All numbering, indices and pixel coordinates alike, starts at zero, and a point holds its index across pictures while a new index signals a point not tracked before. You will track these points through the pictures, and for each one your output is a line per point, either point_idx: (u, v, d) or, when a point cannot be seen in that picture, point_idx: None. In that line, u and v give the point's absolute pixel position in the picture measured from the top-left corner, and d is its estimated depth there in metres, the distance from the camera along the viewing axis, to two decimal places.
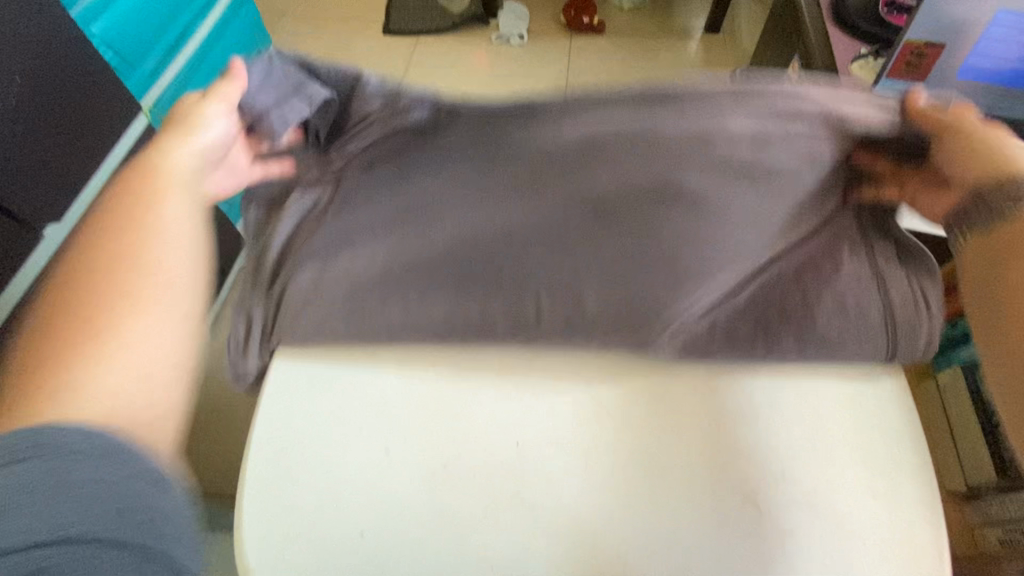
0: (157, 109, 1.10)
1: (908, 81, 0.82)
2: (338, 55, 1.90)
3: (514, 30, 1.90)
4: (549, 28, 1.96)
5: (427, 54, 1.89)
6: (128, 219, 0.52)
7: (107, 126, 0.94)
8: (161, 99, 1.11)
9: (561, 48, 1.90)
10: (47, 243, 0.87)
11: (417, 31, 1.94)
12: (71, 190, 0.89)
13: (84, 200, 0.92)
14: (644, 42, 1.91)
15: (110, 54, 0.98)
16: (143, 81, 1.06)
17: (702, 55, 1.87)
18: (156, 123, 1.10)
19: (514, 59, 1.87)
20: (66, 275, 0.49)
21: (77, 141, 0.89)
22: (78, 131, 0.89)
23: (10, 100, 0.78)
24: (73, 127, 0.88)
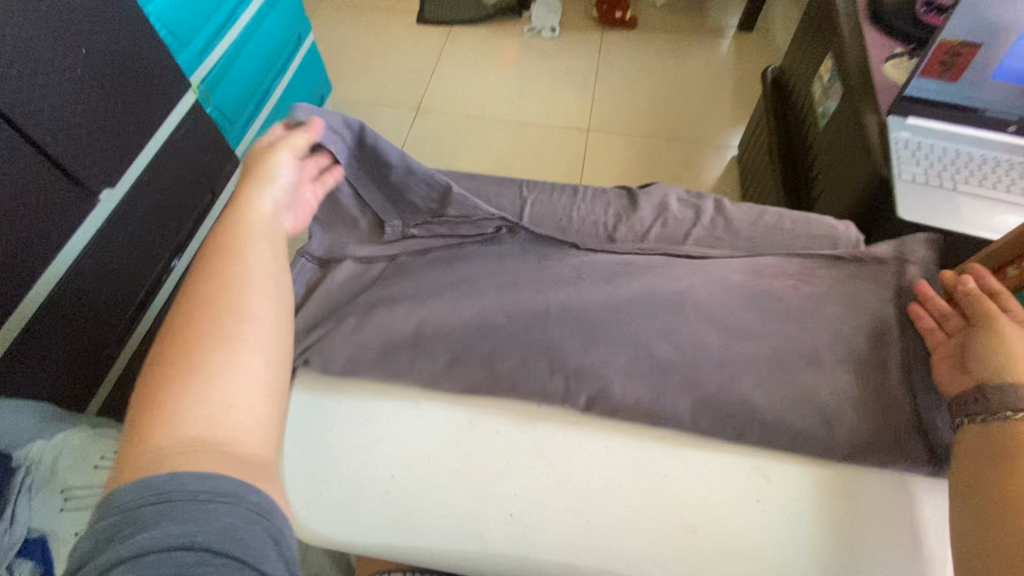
0: (204, 86, 1.16)
1: (939, 82, 0.82)
2: (373, 42, 1.94)
3: (546, 24, 1.91)
4: (579, 22, 1.97)
5: (459, 44, 1.93)
6: (225, 253, 0.41)
7: (159, 98, 1.00)
8: (209, 75, 1.17)
9: (592, 42, 1.91)
10: (101, 209, 0.93)
11: (450, 22, 1.98)
12: (131, 152, 0.97)
13: (142, 161, 1.00)
14: (642, 39, 1.92)
15: (164, 31, 1.03)
16: (193, 59, 1.11)
17: (733, 53, 1.86)
18: (203, 100, 1.16)
19: (545, 52, 1.89)
20: (182, 313, 0.37)
21: (137, 111, 0.96)
22: (136, 100, 0.96)
23: (77, 69, 0.85)
24: (121, 93, 0.92)
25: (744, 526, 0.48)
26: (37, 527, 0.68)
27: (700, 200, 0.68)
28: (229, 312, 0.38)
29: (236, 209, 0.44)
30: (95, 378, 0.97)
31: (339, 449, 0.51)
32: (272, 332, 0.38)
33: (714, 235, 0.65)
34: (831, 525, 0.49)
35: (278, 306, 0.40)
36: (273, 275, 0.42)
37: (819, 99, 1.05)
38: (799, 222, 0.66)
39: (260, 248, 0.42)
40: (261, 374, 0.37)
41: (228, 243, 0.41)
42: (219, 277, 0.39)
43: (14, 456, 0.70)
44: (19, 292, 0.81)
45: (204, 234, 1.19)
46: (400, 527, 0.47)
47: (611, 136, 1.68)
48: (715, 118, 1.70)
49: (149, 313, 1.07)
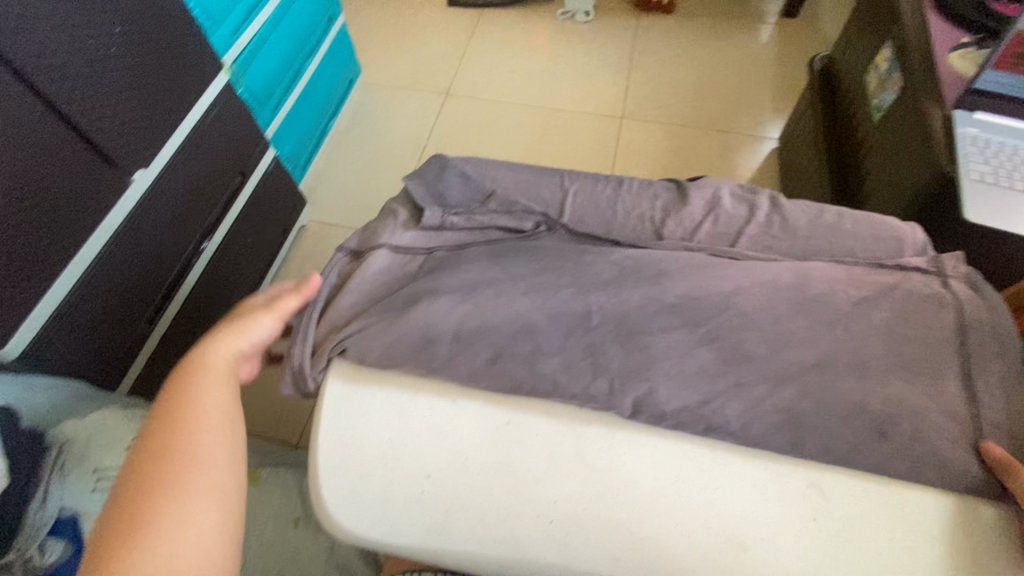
0: (237, 66, 1.15)
1: (1012, 74, 0.78)
2: (403, 25, 1.91)
3: (581, 8, 1.86)
4: (614, 6, 1.91)
5: (489, 28, 1.88)
6: (177, 402, 0.47)
7: (191, 78, 0.99)
8: (240, 56, 1.16)
9: (627, 27, 1.85)
10: (134, 189, 0.93)
11: (481, 5, 1.93)
12: (164, 132, 0.96)
13: (175, 142, 0.99)
14: (680, 25, 1.85)
15: (198, 10, 1.02)
16: (225, 39, 1.10)
17: (776, 41, 1.78)
18: (234, 81, 1.14)
19: (578, 37, 1.84)
20: (136, 463, 0.43)
21: (169, 91, 0.95)
22: (169, 80, 0.95)
23: (110, 47, 0.84)
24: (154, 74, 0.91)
25: (798, 547, 0.46)
26: (68, 505, 0.68)
27: (753, 196, 0.65)
28: (175, 450, 0.44)
29: (195, 363, 0.50)
30: (127, 358, 0.97)
31: (373, 447, 0.50)
32: (227, 473, 0.45)
33: (768, 233, 0.62)
34: (896, 551, 0.46)
35: (229, 449, 0.46)
36: (222, 414, 0.48)
37: (875, 90, 0.99)
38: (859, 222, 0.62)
39: (224, 395, 0.49)
40: (213, 513, 0.42)
41: (178, 389, 0.48)
42: (173, 423, 0.45)
43: (47, 435, 0.72)
44: (53, 272, 0.81)
45: (234, 217, 1.18)
46: (436, 529, 0.46)
47: (645, 126, 1.63)
48: (754, 109, 1.64)
49: (180, 294, 1.07)
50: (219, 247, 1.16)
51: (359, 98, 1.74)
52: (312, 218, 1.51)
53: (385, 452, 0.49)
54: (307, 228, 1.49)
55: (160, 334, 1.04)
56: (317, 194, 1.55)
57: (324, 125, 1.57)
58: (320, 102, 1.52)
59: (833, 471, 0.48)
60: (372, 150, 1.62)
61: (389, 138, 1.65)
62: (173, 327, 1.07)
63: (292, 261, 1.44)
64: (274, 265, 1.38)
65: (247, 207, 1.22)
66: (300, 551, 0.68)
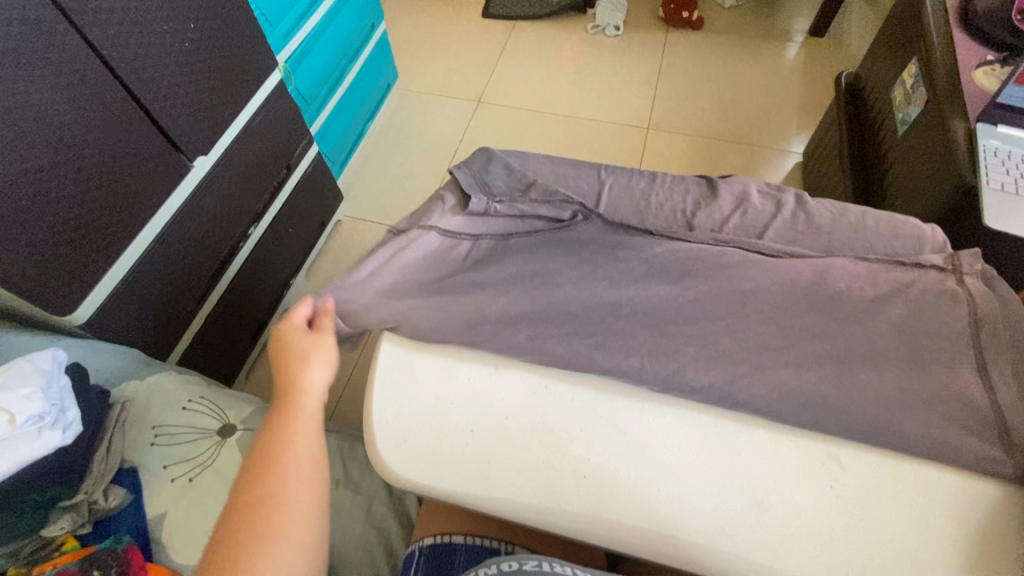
0: (288, 65, 1.22)
1: None
2: (439, 34, 1.99)
3: (611, 22, 1.92)
4: (644, 22, 1.97)
5: (522, 39, 1.96)
6: (261, 477, 0.50)
7: (250, 74, 1.06)
8: (292, 57, 1.23)
9: (656, 41, 1.91)
10: (194, 174, 1.00)
11: (515, 17, 2.00)
12: (223, 123, 1.03)
13: (232, 132, 1.06)
14: (708, 41, 1.89)
15: (258, 13, 1.10)
16: (280, 41, 1.18)
17: (803, 58, 1.82)
18: (286, 80, 1.22)
19: (608, 49, 1.90)
20: (224, 542, 0.46)
21: (231, 85, 1.03)
22: (231, 75, 1.02)
23: (183, 42, 0.91)
24: (218, 69, 0.99)
25: (816, 514, 0.49)
26: (129, 458, 0.73)
27: (779, 194, 0.70)
28: (259, 526, 0.47)
29: (279, 427, 0.53)
30: (178, 332, 1.04)
31: (420, 406, 0.54)
32: (300, 547, 0.47)
33: (791, 228, 0.66)
34: (909, 523, 0.48)
35: (304, 526, 0.48)
36: (302, 480, 0.50)
37: (900, 104, 1.03)
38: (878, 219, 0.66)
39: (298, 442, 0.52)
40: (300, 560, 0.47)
41: (266, 464, 0.50)
42: (257, 499, 0.48)
43: (112, 393, 0.77)
44: (119, 247, 0.88)
45: (279, 206, 1.25)
46: (484, 477, 0.50)
47: (671, 136, 1.67)
48: (780, 123, 1.67)
49: (228, 275, 1.14)
50: (264, 235, 1.23)
51: (395, 101, 1.82)
52: (348, 214, 1.58)
53: (427, 408, 0.54)
54: (343, 222, 1.56)
55: (207, 311, 1.10)
56: (352, 191, 1.62)
57: (362, 126, 1.65)
58: (360, 103, 1.60)
59: (849, 448, 0.52)
60: (406, 151, 1.70)
61: (423, 140, 1.72)
62: (220, 306, 1.14)
63: (328, 252, 1.51)
64: (311, 255, 1.45)
65: (291, 198, 1.29)
66: (342, 511, 0.73)
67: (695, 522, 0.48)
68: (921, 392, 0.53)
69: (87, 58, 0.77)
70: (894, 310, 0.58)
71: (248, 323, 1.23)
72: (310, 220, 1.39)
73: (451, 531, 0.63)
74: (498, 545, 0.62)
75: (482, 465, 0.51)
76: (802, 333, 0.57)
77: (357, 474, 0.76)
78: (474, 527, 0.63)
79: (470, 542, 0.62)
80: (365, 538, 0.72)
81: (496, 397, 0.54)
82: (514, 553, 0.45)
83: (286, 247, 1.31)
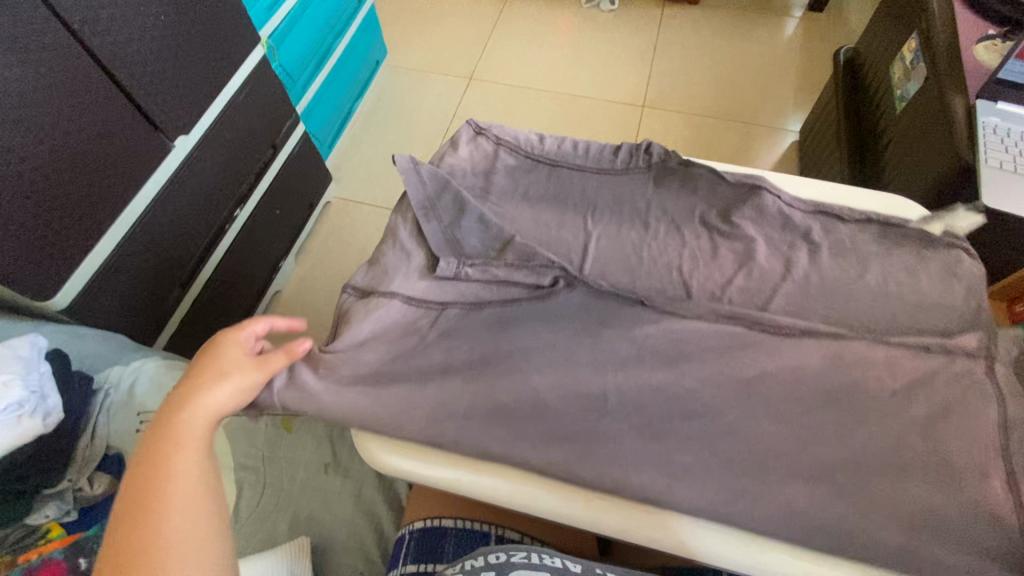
0: (271, 41, 1.18)
1: None
2: (429, 8, 1.94)
3: None
4: None
5: (514, 14, 1.90)
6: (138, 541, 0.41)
7: (232, 50, 1.03)
8: (276, 31, 1.19)
9: (652, 16, 1.86)
10: (175, 154, 0.97)
11: None
12: (205, 101, 1.00)
13: (215, 110, 1.03)
14: (705, 16, 1.85)
15: None
16: (263, 14, 1.13)
17: (801, 33, 1.78)
18: (269, 56, 1.18)
19: (603, 25, 1.85)
20: None
21: (211, 60, 0.99)
22: (212, 50, 0.99)
23: (160, 15, 0.87)
24: (195, 44, 0.95)
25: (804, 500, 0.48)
26: (114, 444, 0.72)
27: (790, 250, 0.60)
28: None
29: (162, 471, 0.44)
30: (164, 316, 1.02)
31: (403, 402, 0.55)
32: None
33: (805, 292, 0.58)
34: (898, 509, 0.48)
35: None
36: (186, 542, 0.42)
37: (899, 80, 1.00)
38: (908, 269, 0.57)
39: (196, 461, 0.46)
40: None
41: (140, 522, 0.41)
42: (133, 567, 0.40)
43: (96, 378, 0.76)
44: (100, 230, 0.86)
45: (266, 186, 1.22)
46: (466, 466, 0.53)
47: (666, 114, 1.64)
48: (777, 101, 1.65)
49: (214, 258, 1.11)
50: (251, 217, 1.20)
51: (384, 79, 1.77)
52: (336, 194, 1.55)
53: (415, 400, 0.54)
54: (332, 203, 1.53)
55: (194, 295, 1.08)
56: (341, 171, 1.59)
57: (351, 104, 1.61)
58: (348, 81, 1.56)
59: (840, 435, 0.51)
60: (396, 130, 1.66)
61: (413, 119, 1.68)
62: (206, 289, 1.12)
63: (317, 234, 1.48)
64: (300, 237, 1.42)
65: (278, 179, 1.26)
66: (331, 494, 0.73)
67: (680, 506, 0.49)
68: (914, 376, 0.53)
69: (58, 32, 0.73)
70: (909, 361, 0.53)
71: (237, 307, 1.22)
72: (298, 201, 1.36)
73: (440, 515, 0.63)
74: (488, 529, 0.62)
75: (467, 477, 0.53)
76: (811, 382, 0.53)
77: (346, 457, 0.76)
78: (463, 510, 0.63)
79: (459, 526, 0.61)
80: (354, 522, 0.72)
81: (485, 386, 0.55)
82: (501, 546, 0.48)
83: (274, 229, 1.29)
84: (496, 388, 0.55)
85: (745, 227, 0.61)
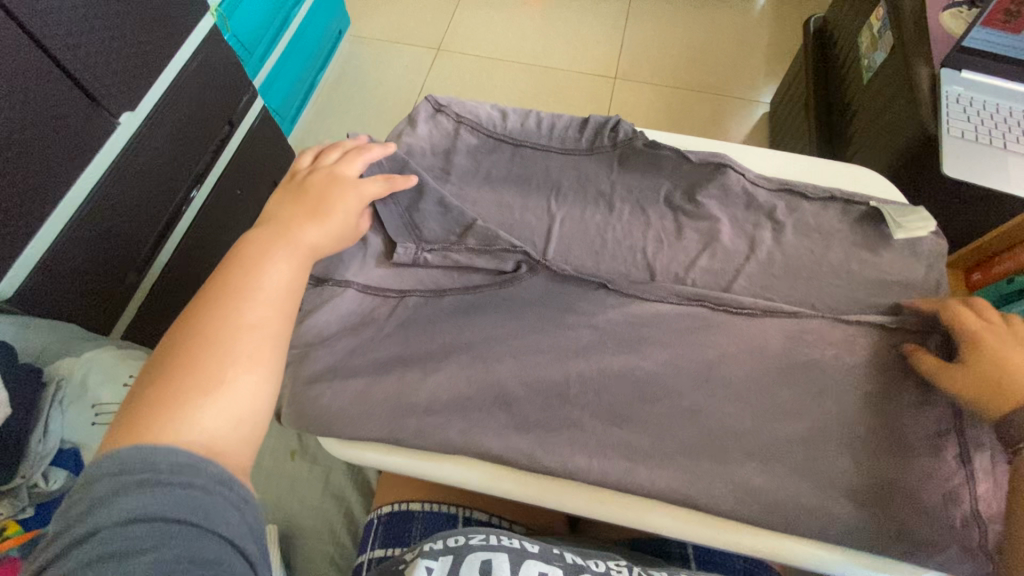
0: (223, 9, 1.11)
1: (1001, 32, 0.79)
2: None
3: None
4: None
5: None
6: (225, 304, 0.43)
7: (177, 19, 0.96)
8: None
9: None
10: (122, 132, 0.91)
11: None
12: (150, 75, 0.94)
13: (163, 85, 0.97)
14: None
15: None
16: None
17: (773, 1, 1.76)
18: (220, 26, 1.11)
19: None
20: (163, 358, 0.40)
21: (156, 31, 0.93)
22: (156, 20, 0.92)
23: None
24: (138, 12, 0.89)
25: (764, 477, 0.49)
26: (69, 438, 0.70)
27: (755, 229, 0.59)
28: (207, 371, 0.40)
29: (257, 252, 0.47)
30: (119, 304, 0.98)
31: (363, 392, 0.53)
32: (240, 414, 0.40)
33: (769, 273, 0.57)
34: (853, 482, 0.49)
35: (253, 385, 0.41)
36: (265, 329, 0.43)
37: (867, 49, 1.00)
38: (868, 247, 0.57)
39: (263, 268, 0.46)
40: (259, 384, 0.41)
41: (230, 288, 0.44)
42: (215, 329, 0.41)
43: (46, 371, 0.72)
44: (42, 213, 0.81)
45: (223, 166, 1.17)
46: (429, 458, 0.53)
47: (639, 86, 1.62)
48: (748, 71, 1.63)
49: (171, 242, 1.07)
50: (209, 198, 1.15)
51: (348, 51, 1.70)
52: None
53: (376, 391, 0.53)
54: None
55: (151, 282, 1.04)
56: (305, 149, 1.53)
57: (313, 78, 1.54)
58: (309, 53, 1.49)
59: (799, 413, 0.52)
60: (362, 105, 1.60)
61: (379, 93, 1.62)
62: (164, 276, 1.07)
63: None
64: None
65: (237, 158, 1.20)
66: (300, 482, 0.73)
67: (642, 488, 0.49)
68: (871, 350, 0.53)
69: None
70: (867, 336, 0.54)
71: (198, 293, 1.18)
72: (260, 181, 1.31)
73: (407, 499, 0.63)
74: (456, 511, 0.62)
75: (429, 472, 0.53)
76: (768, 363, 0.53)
77: (313, 444, 0.75)
78: (431, 493, 0.63)
79: (427, 509, 0.61)
80: (323, 508, 0.71)
81: (448, 374, 0.54)
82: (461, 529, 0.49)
83: (235, 211, 1.24)
84: (459, 375, 0.54)
85: (710, 206, 0.60)
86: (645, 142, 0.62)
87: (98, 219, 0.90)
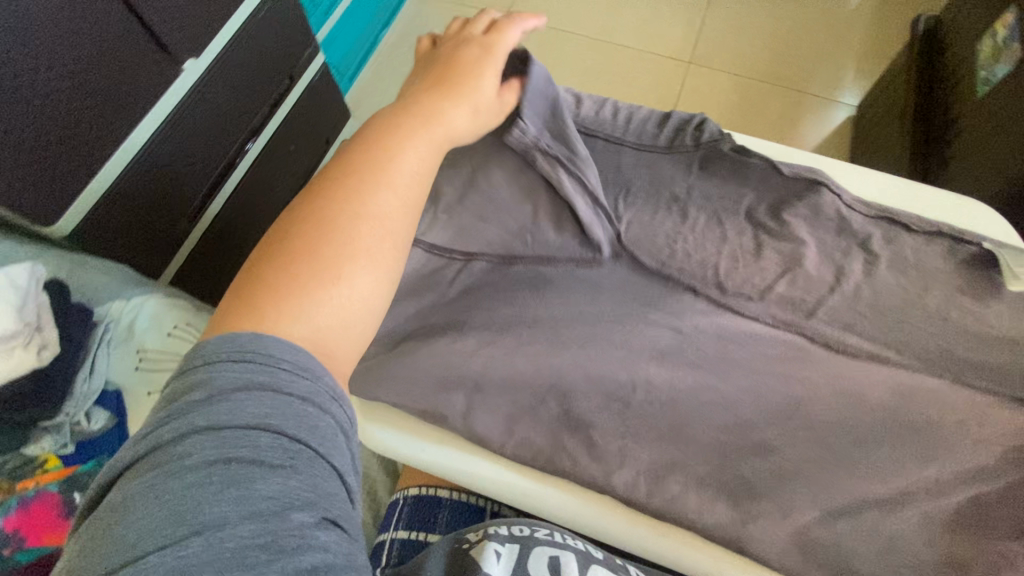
0: None
1: None
2: None
3: None
4: None
5: None
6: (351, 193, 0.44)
7: None
8: None
9: None
10: (184, 79, 0.90)
11: None
12: (216, 22, 0.92)
13: (227, 33, 0.95)
14: None
15: None
16: None
17: None
18: None
19: None
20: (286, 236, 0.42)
21: None
22: None
23: None
24: None
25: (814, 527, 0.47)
26: (112, 380, 0.71)
27: (844, 259, 0.54)
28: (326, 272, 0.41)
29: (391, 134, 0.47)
30: (169, 251, 0.99)
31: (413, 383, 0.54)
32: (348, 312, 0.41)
33: (850, 309, 0.53)
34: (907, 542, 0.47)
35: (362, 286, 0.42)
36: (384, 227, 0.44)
37: (987, 60, 0.89)
38: (970, 294, 0.52)
39: (392, 155, 0.46)
40: (367, 282, 0.42)
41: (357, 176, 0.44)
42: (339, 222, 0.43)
43: (96, 311, 0.73)
44: (102, 157, 0.81)
45: (280, 120, 1.16)
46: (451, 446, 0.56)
47: (713, 74, 1.51)
48: (837, 68, 1.50)
49: (223, 193, 1.07)
50: (263, 150, 1.14)
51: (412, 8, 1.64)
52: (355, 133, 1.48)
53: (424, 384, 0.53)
54: None
55: (201, 231, 1.05)
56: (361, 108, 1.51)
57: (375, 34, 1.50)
58: (373, 8, 1.44)
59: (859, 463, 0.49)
60: None
61: None
62: (214, 226, 1.08)
63: None
64: None
65: (294, 112, 1.19)
66: None
67: None
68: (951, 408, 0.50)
69: None
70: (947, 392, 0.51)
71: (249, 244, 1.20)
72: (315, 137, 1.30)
73: (435, 485, 0.61)
74: (483, 504, 0.61)
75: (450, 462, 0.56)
76: (831, 402, 0.52)
77: None
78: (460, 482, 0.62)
79: (455, 498, 0.60)
80: None
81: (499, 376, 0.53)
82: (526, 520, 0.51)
83: (290, 166, 1.24)
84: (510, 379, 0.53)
85: (796, 226, 0.55)
86: (732, 147, 0.55)
87: (155, 165, 0.90)
